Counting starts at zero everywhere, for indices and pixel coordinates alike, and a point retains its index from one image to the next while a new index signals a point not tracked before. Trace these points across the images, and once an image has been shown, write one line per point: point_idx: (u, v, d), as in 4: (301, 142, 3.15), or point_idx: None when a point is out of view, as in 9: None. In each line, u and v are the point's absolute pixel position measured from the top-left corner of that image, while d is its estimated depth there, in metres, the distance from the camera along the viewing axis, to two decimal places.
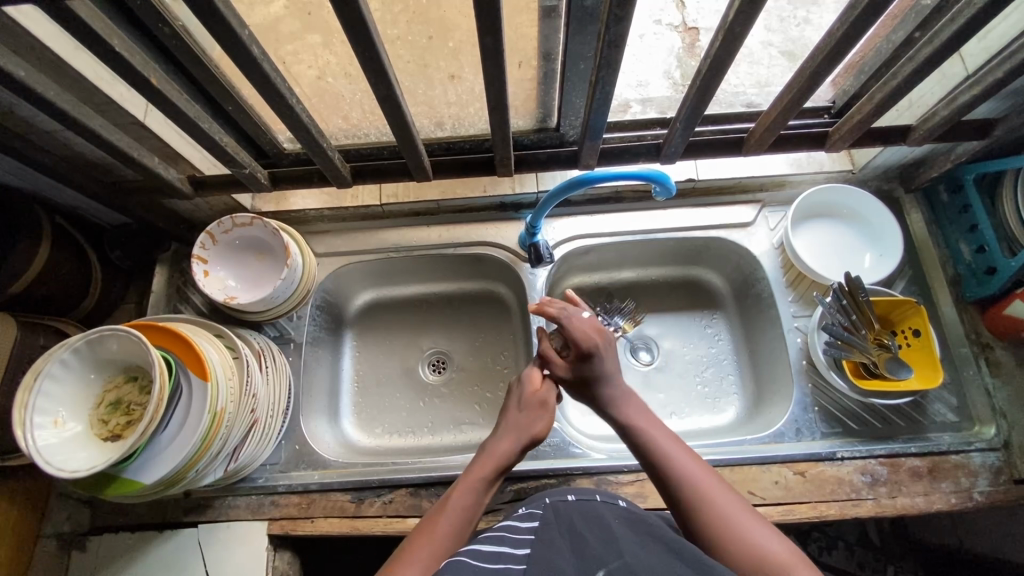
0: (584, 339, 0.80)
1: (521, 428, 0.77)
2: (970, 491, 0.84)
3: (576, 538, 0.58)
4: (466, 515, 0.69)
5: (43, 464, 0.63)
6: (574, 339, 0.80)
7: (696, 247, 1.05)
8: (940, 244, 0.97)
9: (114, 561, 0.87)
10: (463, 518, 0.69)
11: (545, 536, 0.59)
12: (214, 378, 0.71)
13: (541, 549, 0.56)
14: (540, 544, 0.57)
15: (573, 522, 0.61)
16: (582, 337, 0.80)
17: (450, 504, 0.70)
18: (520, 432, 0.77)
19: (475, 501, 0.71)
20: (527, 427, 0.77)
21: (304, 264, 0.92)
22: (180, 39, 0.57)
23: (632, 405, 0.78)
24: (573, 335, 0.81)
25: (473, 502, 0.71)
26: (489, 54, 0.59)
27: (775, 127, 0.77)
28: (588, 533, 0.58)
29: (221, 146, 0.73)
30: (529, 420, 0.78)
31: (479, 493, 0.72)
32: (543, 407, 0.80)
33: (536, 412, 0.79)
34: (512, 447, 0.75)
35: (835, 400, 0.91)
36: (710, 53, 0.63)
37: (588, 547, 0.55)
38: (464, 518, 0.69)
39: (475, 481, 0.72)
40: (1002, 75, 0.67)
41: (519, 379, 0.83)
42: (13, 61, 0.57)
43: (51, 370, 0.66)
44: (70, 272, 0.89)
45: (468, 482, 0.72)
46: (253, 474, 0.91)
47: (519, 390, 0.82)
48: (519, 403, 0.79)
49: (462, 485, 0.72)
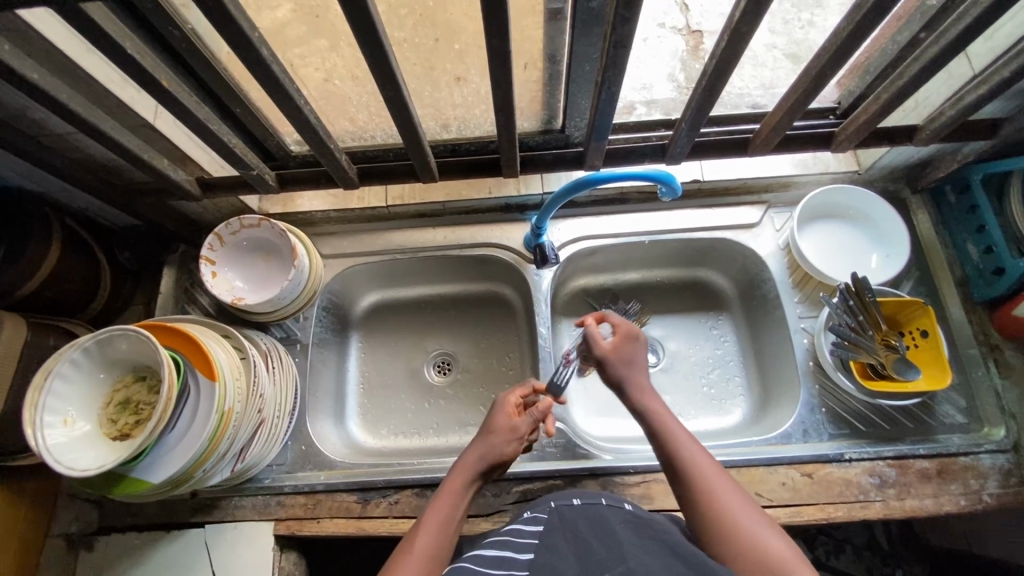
0: (627, 327, 0.83)
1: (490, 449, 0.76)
2: (979, 493, 0.83)
3: (579, 544, 0.58)
4: (441, 532, 0.69)
5: (52, 463, 0.63)
6: (619, 326, 0.83)
7: (701, 248, 1.05)
8: (948, 245, 0.97)
9: (121, 561, 0.88)
10: (438, 537, 0.69)
11: (550, 541, 0.59)
12: (221, 378, 0.72)
13: (545, 554, 0.56)
14: (544, 549, 0.57)
15: (577, 527, 0.61)
16: (624, 325, 0.83)
17: (427, 523, 0.69)
18: (489, 453, 0.75)
19: (451, 519, 0.71)
20: (502, 449, 0.76)
21: (310, 266, 0.92)
22: (188, 41, 0.57)
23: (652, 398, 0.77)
24: (620, 324, 0.83)
25: (449, 518, 0.71)
26: (496, 56, 0.59)
27: (780, 128, 0.77)
28: (592, 538, 0.58)
29: (230, 147, 0.74)
30: (503, 442, 0.76)
31: (456, 510, 0.72)
32: (520, 430, 0.78)
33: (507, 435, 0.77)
34: (480, 466, 0.75)
35: (843, 402, 0.91)
36: (715, 55, 0.63)
37: (593, 552, 0.55)
38: (439, 539, 0.69)
39: (451, 497, 0.72)
40: (1008, 75, 0.67)
41: (494, 399, 0.82)
42: (25, 63, 0.57)
43: (60, 370, 0.67)
44: (79, 274, 0.90)
45: (444, 498, 0.72)
46: (260, 474, 0.92)
47: (499, 410, 0.80)
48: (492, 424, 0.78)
49: (437, 504, 0.72)
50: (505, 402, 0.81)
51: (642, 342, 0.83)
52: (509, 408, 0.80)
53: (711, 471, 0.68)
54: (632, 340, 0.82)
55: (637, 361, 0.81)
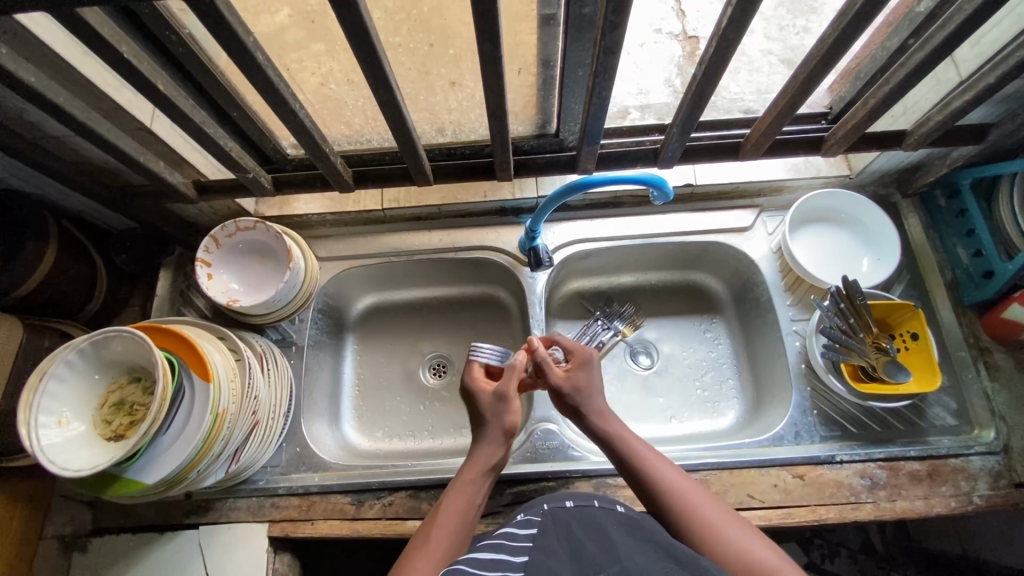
0: (580, 352, 0.86)
1: (496, 428, 0.78)
2: (969, 495, 0.84)
3: (574, 546, 0.58)
4: (462, 521, 0.70)
5: (46, 463, 0.64)
6: (573, 350, 0.86)
7: (695, 252, 1.06)
8: (938, 249, 0.98)
9: (114, 562, 0.88)
10: (462, 524, 0.70)
11: (543, 543, 0.59)
12: (215, 379, 0.72)
13: (541, 556, 0.57)
14: (539, 551, 0.58)
15: (571, 528, 0.62)
16: (577, 350, 0.86)
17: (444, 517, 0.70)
18: (496, 432, 0.78)
19: (472, 504, 0.73)
20: (502, 420, 0.79)
21: (306, 268, 0.93)
22: (186, 47, 0.58)
23: (612, 421, 0.79)
24: (573, 348, 0.86)
25: (471, 505, 0.72)
26: (488, 61, 0.60)
27: (770, 133, 0.78)
28: (587, 540, 0.59)
29: (225, 151, 0.74)
30: (500, 413, 0.79)
31: (476, 497, 0.74)
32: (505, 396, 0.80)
33: (502, 407, 0.80)
34: (494, 447, 0.77)
35: (834, 404, 0.91)
36: (705, 60, 0.64)
37: (587, 554, 0.55)
38: (465, 526, 0.70)
39: (469, 487, 0.74)
40: (995, 80, 0.68)
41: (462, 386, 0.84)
42: (24, 67, 0.58)
43: (56, 371, 0.67)
44: (75, 276, 0.91)
45: (460, 487, 0.74)
46: (254, 476, 0.92)
47: (477, 393, 0.82)
48: (484, 407, 0.80)
49: (455, 492, 0.73)
50: (472, 381, 0.83)
51: (597, 368, 0.85)
52: (482, 385, 0.82)
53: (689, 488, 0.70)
54: (586, 364, 0.84)
55: (593, 384, 0.83)
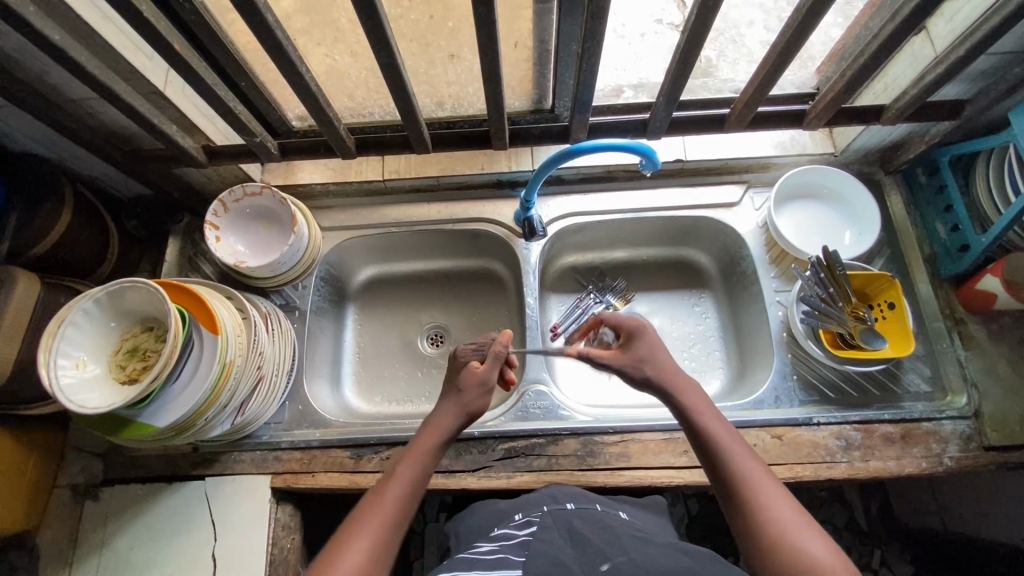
0: (628, 322, 0.78)
1: (462, 406, 0.76)
2: (940, 456, 0.88)
3: (576, 537, 0.63)
4: (406, 492, 0.68)
5: (65, 400, 0.68)
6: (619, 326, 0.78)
7: (685, 227, 1.10)
8: (917, 224, 1.01)
9: (125, 509, 0.93)
10: (405, 502, 0.67)
11: (546, 535, 0.64)
12: (224, 331, 0.77)
13: (544, 547, 0.62)
14: (541, 543, 0.63)
15: (572, 523, 0.67)
16: (626, 322, 0.78)
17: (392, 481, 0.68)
18: (462, 410, 0.75)
19: (416, 479, 0.69)
20: (470, 401, 0.76)
21: (309, 235, 0.97)
22: (197, 11, 0.62)
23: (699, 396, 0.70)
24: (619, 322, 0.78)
25: (414, 476, 0.69)
26: (482, 25, 0.64)
27: (752, 104, 0.81)
28: (587, 533, 0.64)
29: (234, 114, 0.78)
30: (473, 395, 0.76)
31: (419, 472, 0.70)
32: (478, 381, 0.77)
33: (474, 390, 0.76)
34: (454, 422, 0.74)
35: (814, 370, 0.95)
36: (687, 30, 0.68)
37: (591, 544, 0.61)
38: (406, 492, 0.68)
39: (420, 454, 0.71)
40: (963, 54, 0.72)
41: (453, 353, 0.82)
42: (49, 25, 0.62)
43: (73, 318, 0.71)
44: (89, 237, 0.95)
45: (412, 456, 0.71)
46: (258, 431, 0.96)
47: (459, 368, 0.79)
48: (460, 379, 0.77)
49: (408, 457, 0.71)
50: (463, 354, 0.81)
51: None
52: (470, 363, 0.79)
53: (784, 511, 0.59)
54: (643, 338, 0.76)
55: (655, 353, 0.75)
